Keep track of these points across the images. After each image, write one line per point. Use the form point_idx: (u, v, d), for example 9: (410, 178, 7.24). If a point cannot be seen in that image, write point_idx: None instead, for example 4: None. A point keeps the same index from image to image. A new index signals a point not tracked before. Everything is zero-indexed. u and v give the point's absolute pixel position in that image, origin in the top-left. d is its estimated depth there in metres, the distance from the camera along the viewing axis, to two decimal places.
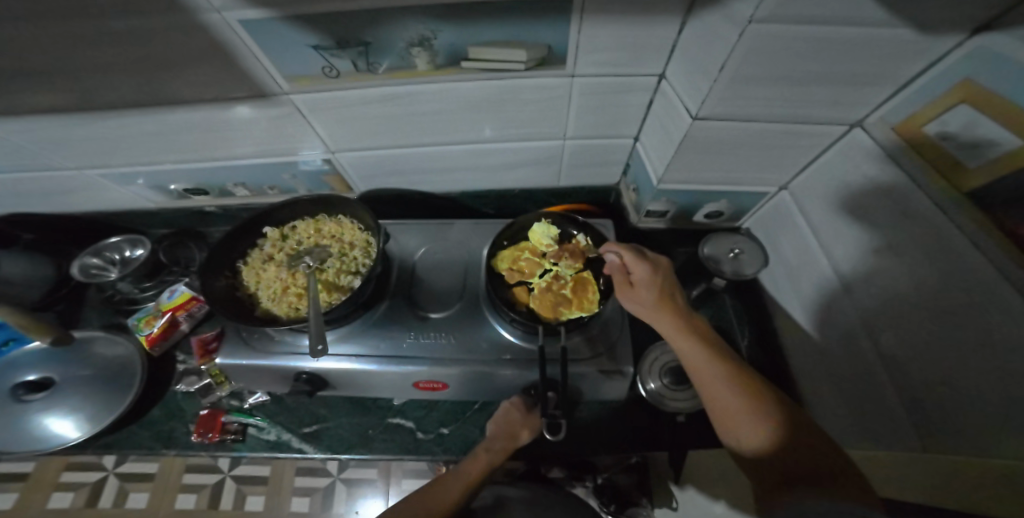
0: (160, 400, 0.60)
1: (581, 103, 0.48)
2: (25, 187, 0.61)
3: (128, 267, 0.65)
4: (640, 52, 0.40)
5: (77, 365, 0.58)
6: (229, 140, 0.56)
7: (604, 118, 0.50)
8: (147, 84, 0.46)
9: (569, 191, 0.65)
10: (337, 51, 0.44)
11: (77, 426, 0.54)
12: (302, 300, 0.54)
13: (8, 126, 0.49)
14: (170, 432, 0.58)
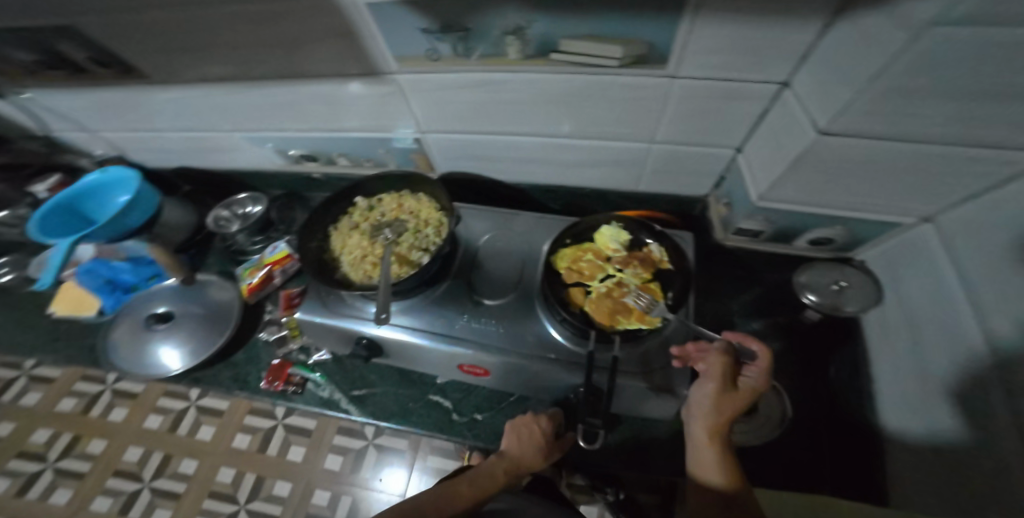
0: (244, 345, 0.67)
1: (678, 109, 0.46)
2: (183, 143, 0.73)
3: (246, 222, 0.73)
4: (761, 55, 0.37)
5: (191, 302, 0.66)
6: (342, 112, 0.63)
7: (704, 126, 0.48)
8: (287, 58, 0.52)
9: (646, 197, 0.62)
10: (441, 34, 0.47)
11: (187, 357, 0.62)
12: (377, 269, 0.57)
13: (178, 90, 0.60)
14: (246, 376, 0.64)
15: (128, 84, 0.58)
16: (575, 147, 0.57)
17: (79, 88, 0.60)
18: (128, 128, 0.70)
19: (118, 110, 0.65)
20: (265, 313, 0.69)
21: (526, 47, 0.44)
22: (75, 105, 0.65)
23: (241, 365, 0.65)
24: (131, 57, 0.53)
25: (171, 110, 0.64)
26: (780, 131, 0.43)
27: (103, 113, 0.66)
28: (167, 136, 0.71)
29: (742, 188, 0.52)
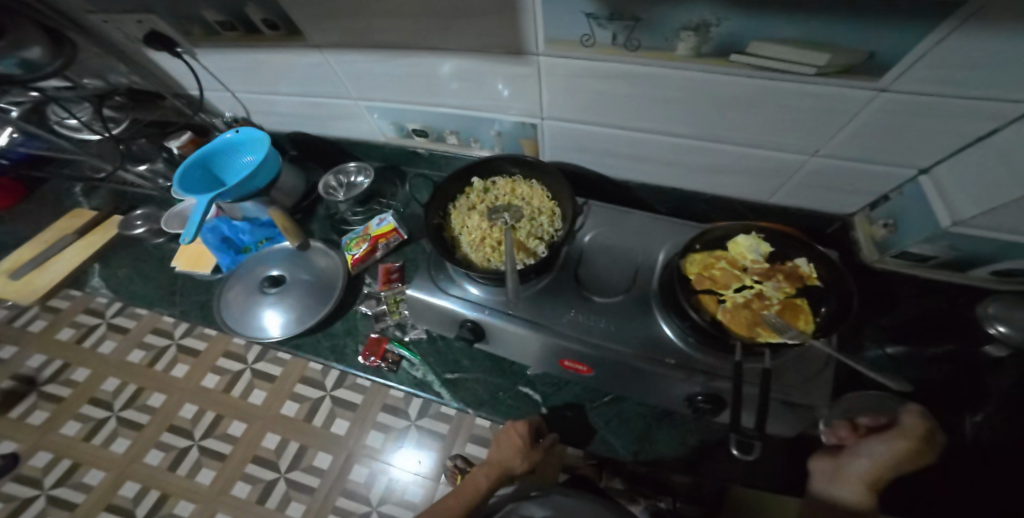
0: (342, 316, 0.70)
1: (867, 120, 0.44)
2: (313, 103, 0.81)
3: (351, 193, 0.83)
4: (1002, 66, 0.34)
5: (301, 269, 0.71)
6: (468, 90, 0.66)
7: (882, 144, 0.46)
8: (438, 27, 0.55)
9: (776, 208, 0.60)
10: (606, 21, 0.46)
11: (297, 318, 0.67)
12: (496, 252, 0.57)
13: (334, 57, 0.66)
14: (343, 348, 0.67)
15: (287, 48, 0.67)
16: (708, 151, 0.57)
17: (248, 50, 0.70)
18: (277, 88, 0.79)
19: (272, 74, 0.75)
20: (364, 287, 0.73)
21: (703, 44, 0.44)
22: (235, 63, 0.74)
23: (338, 335, 0.68)
24: (304, 24, 0.62)
25: (315, 74, 0.72)
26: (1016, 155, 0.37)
27: (265, 74, 0.76)
28: (307, 101, 0.81)
29: (924, 212, 0.48)
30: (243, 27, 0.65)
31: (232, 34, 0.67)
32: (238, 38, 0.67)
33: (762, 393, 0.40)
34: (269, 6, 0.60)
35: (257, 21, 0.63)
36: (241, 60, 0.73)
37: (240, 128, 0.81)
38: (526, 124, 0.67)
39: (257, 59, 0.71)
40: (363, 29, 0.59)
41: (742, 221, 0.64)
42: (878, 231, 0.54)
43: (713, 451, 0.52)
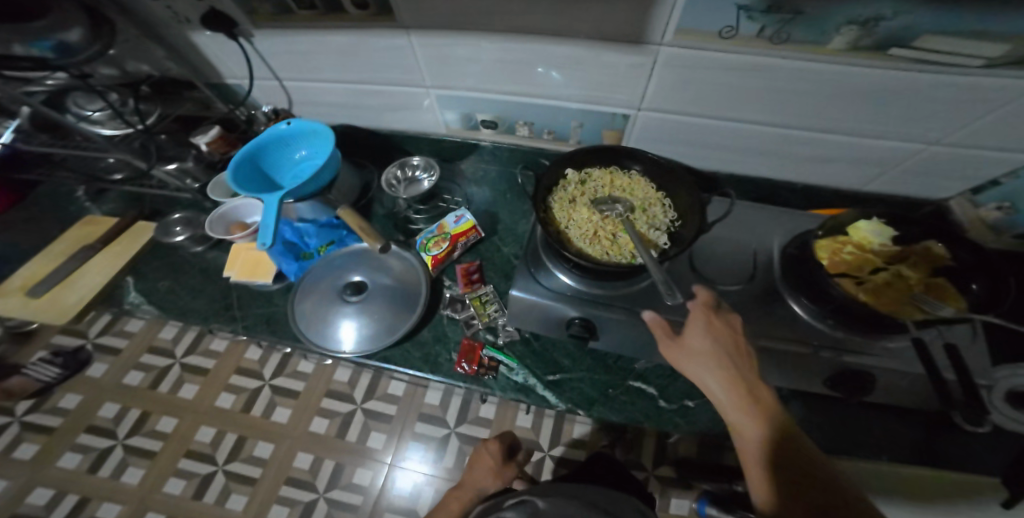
0: (428, 324, 0.68)
1: (1017, 108, 0.48)
2: (366, 90, 0.74)
3: (415, 189, 0.77)
4: None
5: (381, 274, 0.69)
6: (562, 81, 0.63)
7: (996, 127, 0.51)
8: (556, 14, 0.53)
9: (874, 197, 0.67)
10: (761, 13, 0.47)
11: (385, 326, 0.65)
12: (615, 245, 0.56)
13: (419, 38, 0.61)
14: (435, 357, 0.65)
15: (366, 28, 0.61)
16: (825, 142, 0.61)
17: (319, 31, 0.63)
18: (330, 71, 0.71)
19: (332, 58, 0.68)
20: (445, 292, 0.70)
21: (864, 38, 0.47)
22: (293, 48, 0.68)
23: (428, 344, 0.66)
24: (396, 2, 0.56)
25: (384, 60, 0.66)
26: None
27: (318, 57, 0.68)
28: (357, 89, 0.74)
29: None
30: (321, 5, 0.59)
31: (308, 13, 0.61)
32: (312, 17, 0.61)
33: (963, 374, 0.40)
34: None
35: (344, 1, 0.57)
36: (301, 43, 0.66)
37: (292, 120, 0.75)
38: (620, 114, 0.66)
39: (319, 41, 0.65)
40: (467, 10, 0.55)
41: (821, 207, 0.71)
42: (991, 215, 0.59)
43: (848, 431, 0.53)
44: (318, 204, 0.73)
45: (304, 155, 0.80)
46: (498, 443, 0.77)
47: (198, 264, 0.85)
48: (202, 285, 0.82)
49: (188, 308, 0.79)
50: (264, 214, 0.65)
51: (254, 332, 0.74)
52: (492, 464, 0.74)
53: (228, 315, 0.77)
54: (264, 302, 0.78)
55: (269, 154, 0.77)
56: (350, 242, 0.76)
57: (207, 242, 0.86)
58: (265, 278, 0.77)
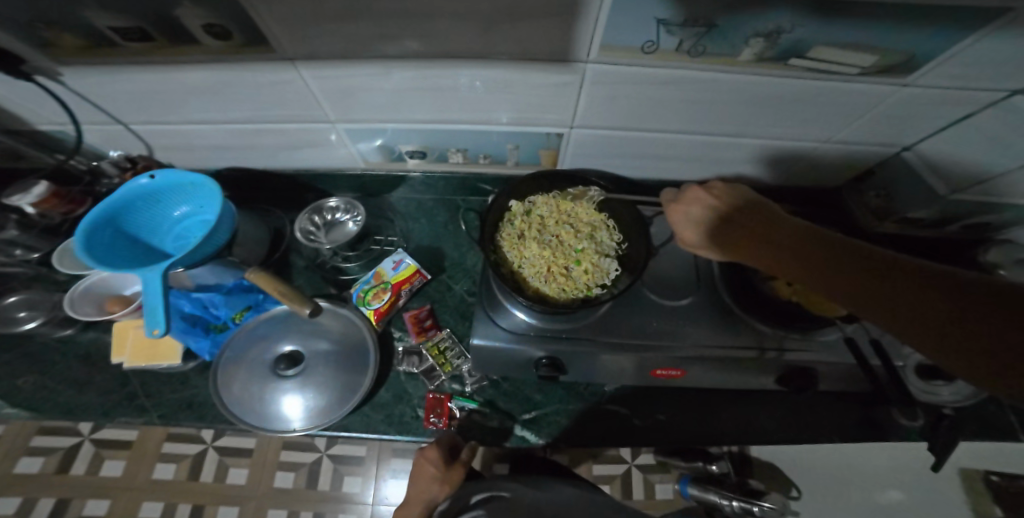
0: (384, 382, 0.62)
1: (886, 108, 0.53)
2: (257, 129, 0.63)
3: (339, 235, 0.70)
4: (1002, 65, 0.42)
5: (317, 338, 0.61)
6: (490, 102, 0.59)
7: (883, 127, 0.56)
8: (470, 37, 0.48)
9: (781, 190, 0.73)
10: (678, 28, 0.44)
11: (335, 396, 0.58)
12: (570, 280, 0.54)
13: (316, 72, 0.52)
14: (400, 417, 0.59)
15: (237, 60, 0.50)
16: (737, 146, 0.64)
17: (175, 66, 0.51)
18: (209, 114, 0.60)
19: (210, 96, 0.56)
20: (397, 345, 0.63)
21: (769, 49, 0.46)
22: (145, 87, 0.54)
23: (390, 405, 0.60)
24: (265, 24, 0.45)
25: (274, 97, 0.57)
26: (1000, 128, 0.50)
27: (190, 98, 0.56)
28: (246, 129, 0.63)
29: (921, 185, 0.60)
30: (158, 35, 0.47)
31: (143, 45, 0.48)
32: (151, 50, 0.49)
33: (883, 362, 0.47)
34: (215, 7, 0.43)
35: (193, 28, 0.46)
36: (153, 81, 0.53)
37: (156, 173, 0.59)
38: (554, 135, 0.64)
39: (177, 77, 0.52)
40: (361, 33, 0.46)
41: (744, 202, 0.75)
42: (872, 201, 0.67)
43: (791, 414, 0.60)
44: (217, 266, 0.59)
45: (186, 212, 0.64)
46: (440, 447, 0.56)
47: (72, 348, 0.68)
48: (85, 374, 0.65)
49: (76, 404, 0.63)
50: (145, 294, 0.51)
51: (174, 420, 0.62)
52: (434, 474, 0.55)
53: (136, 405, 0.63)
54: (177, 384, 0.65)
55: (133, 217, 0.60)
56: (271, 304, 0.65)
57: (77, 323, 0.69)
58: (172, 359, 0.64)
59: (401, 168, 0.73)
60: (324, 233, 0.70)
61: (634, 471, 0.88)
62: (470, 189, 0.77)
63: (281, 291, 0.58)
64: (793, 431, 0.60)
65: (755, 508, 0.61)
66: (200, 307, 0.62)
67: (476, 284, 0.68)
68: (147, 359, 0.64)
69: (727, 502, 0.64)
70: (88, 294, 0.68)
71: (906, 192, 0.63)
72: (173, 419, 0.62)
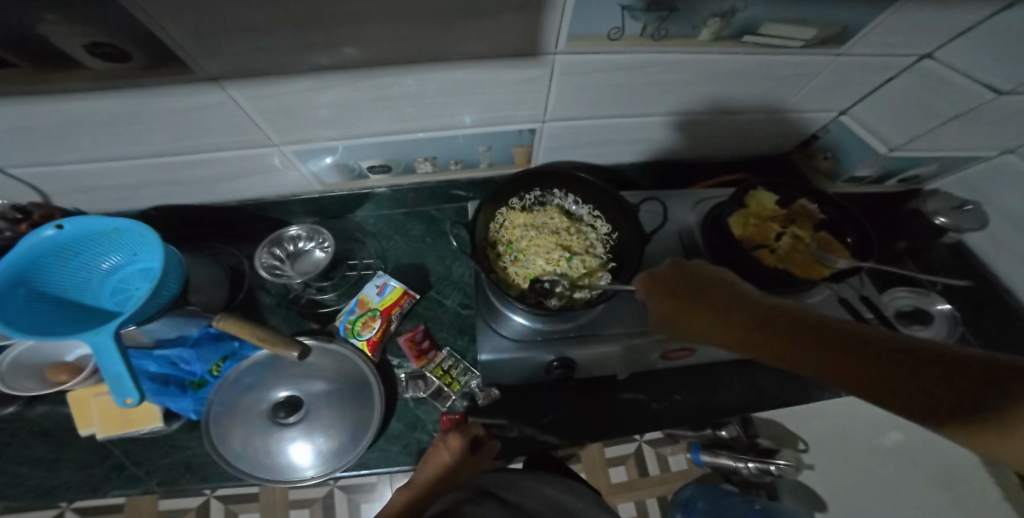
0: (394, 413, 0.64)
1: (826, 77, 0.55)
2: (187, 168, 0.56)
3: (309, 266, 0.67)
4: (933, 29, 0.45)
5: (315, 380, 0.61)
6: (451, 105, 0.56)
7: (831, 94, 0.59)
8: (426, 42, 0.44)
9: (737, 159, 0.75)
10: (641, 13, 0.42)
11: (344, 437, 0.59)
12: (566, 275, 0.58)
13: (238, 95, 0.45)
14: (418, 444, 0.62)
15: (140, 85, 0.41)
16: (702, 122, 0.64)
17: (44, 100, 0.40)
18: (111, 154, 0.50)
19: (95, 133, 0.46)
20: (399, 373, 0.66)
21: (724, 28, 0.45)
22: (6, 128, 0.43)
23: (405, 434, 0.63)
24: (183, 51, 0.38)
25: (195, 127, 0.48)
26: (917, 92, 0.54)
27: (73, 135, 0.46)
28: (162, 162, 0.53)
29: (862, 147, 0.64)
30: (24, 60, 0.36)
31: (1, 74, 0.36)
32: (19, 80, 0.38)
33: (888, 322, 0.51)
34: (105, 27, 0.34)
35: (74, 51, 0.36)
36: (24, 116, 0.42)
37: (64, 221, 0.48)
38: (526, 132, 0.64)
39: (50, 114, 0.42)
40: (293, 44, 0.40)
41: (707, 178, 0.78)
42: (822, 163, 0.71)
43: (775, 375, 0.72)
44: (173, 318, 0.54)
45: (118, 262, 0.54)
46: (464, 437, 0.56)
47: (23, 426, 0.60)
48: (49, 451, 0.59)
49: (53, 484, 0.57)
50: (100, 361, 0.45)
51: (177, 485, 0.58)
52: (453, 464, 0.54)
53: (127, 475, 0.58)
54: (167, 447, 0.60)
55: (43, 275, 0.49)
56: (250, 350, 0.62)
57: (20, 398, 0.61)
58: (152, 423, 0.59)
59: (365, 185, 0.69)
60: (291, 264, 0.67)
61: (644, 448, 0.92)
62: (441, 197, 0.76)
63: (261, 336, 0.55)
64: (776, 384, 0.72)
65: (774, 467, 0.64)
66: (168, 366, 0.58)
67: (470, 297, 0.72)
68: (123, 427, 0.58)
69: (744, 465, 0.67)
70: (18, 367, 0.58)
71: (850, 152, 0.67)
72: (175, 484, 0.58)
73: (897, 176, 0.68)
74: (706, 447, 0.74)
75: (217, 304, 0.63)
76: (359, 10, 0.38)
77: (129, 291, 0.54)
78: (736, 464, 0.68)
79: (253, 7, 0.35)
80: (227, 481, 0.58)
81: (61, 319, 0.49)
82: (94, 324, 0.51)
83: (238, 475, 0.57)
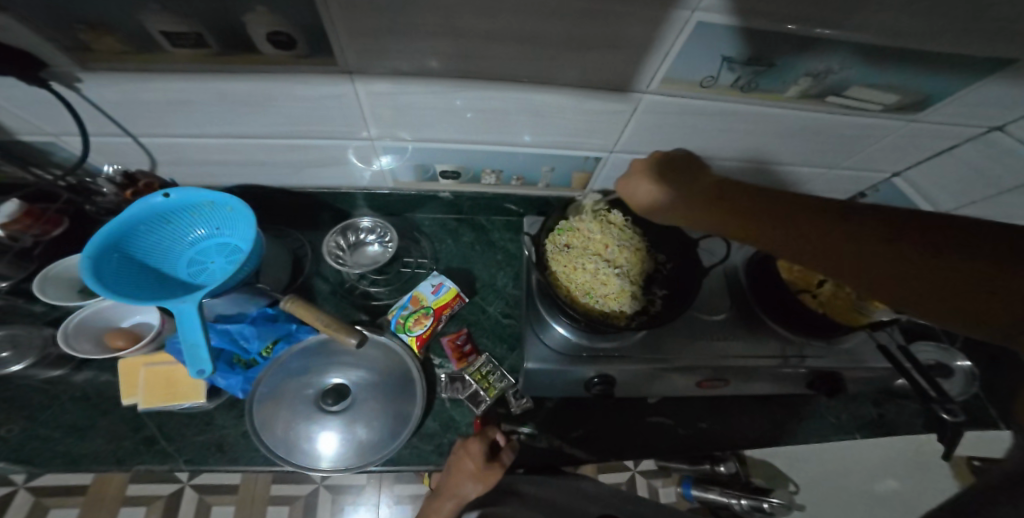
0: (430, 411, 0.65)
1: (890, 140, 0.60)
2: (284, 155, 0.59)
3: (367, 260, 0.71)
4: (999, 106, 0.50)
5: (363, 370, 0.63)
6: (539, 125, 0.59)
7: (888, 156, 0.64)
8: (546, 63, 0.48)
9: None
10: (741, 65, 0.47)
11: (384, 429, 0.59)
12: (616, 294, 0.60)
13: (364, 89, 0.48)
14: (452, 446, 0.63)
15: (288, 72, 0.44)
16: (760, 171, 0.69)
17: (197, 78, 0.43)
18: (221, 134, 0.53)
19: (222, 111, 0.49)
20: (440, 373, 0.67)
21: (813, 87, 0.50)
22: (148, 100, 0.46)
23: (440, 434, 0.63)
24: (340, 43, 0.41)
25: (309, 114, 0.51)
26: (977, 161, 0.59)
27: (204, 112, 0.48)
28: (264, 145, 0.56)
29: (911, 206, 0.71)
30: (216, 44, 0.40)
31: (189, 52, 0.40)
32: (196, 58, 0.41)
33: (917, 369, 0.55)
34: (291, 13, 0.37)
35: (256, 36, 0.39)
36: (173, 90, 0.45)
37: (172, 190, 0.51)
38: (596, 160, 0.68)
39: (187, 90, 0.45)
40: (434, 48, 0.44)
41: None
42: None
43: (795, 415, 0.75)
44: (239, 295, 0.58)
45: (202, 235, 0.56)
46: (482, 441, 0.57)
47: (64, 391, 0.59)
48: (85, 419, 0.58)
49: (81, 453, 0.56)
50: (180, 328, 0.47)
51: (204, 465, 0.56)
52: (475, 470, 0.55)
53: (156, 450, 0.57)
54: (202, 425, 0.59)
55: (139, 241, 0.52)
56: (304, 334, 0.63)
57: (70, 361, 0.61)
58: (192, 399, 0.58)
59: (432, 188, 0.72)
60: (350, 255, 0.71)
61: (636, 477, 0.95)
62: (494, 209, 0.79)
63: (323, 321, 0.56)
64: (795, 424, 0.74)
65: (765, 505, 0.69)
66: (228, 340, 0.59)
67: (513, 307, 0.74)
68: (166, 402, 0.57)
69: (737, 501, 0.72)
70: (81, 329, 0.58)
71: None
72: (203, 463, 0.56)
73: None
74: (699, 481, 0.77)
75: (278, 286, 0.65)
76: (509, 26, 0.42)
77: (204, 264, 0.55)
78: (728, 500, 0.73)
79: (427, 10, 0.39)
80: (254, 466, 0.57)
81: (145, 283, 0.50)
82: (175, 292, 0.52)
83: (273, 460, 0.57)
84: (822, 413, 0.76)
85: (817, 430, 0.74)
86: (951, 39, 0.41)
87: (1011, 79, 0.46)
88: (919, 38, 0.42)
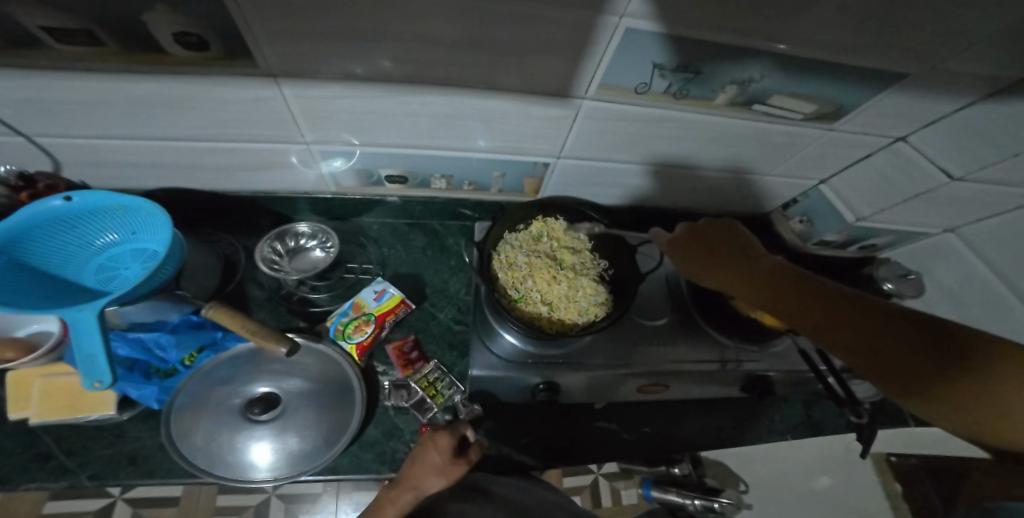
0: (370, 419, 0.63)
1: (817, 148, 0.63)
2: (209, 159, 0.56)
3: (307, 265, 0.68)
4: (907, 117, 0.53)
5: (298, 379, 0.60)
6: (480, 131, 0.58)
7: (816, 163, 0.67)
8: (475, 68, 0.47)
9: (723, 215, 0.82)
10: (669, 72, 0.48)
11: (317, 439, 0.57)
12: (550, 297, 0.60)
13: (285, 91, 0.46)
14: (392, 454, 0.61)
15: (200, 71, 0.41)
16: (702, 177, 0.71)
17: (93, 75, 0.40)
18: (133, 135, 0.50)
19: (128, 111, 0.46)
20: (383, 381, 0.65)
21: (739, 96, 0.52)
22: (40, 96, 0.42)
23: (379, 442, 0.61)
24: (256, 44, 0.39)
25: (231, 116, 0.48)
26: (891, 170, 0.63)
27: (107, 110, 0.45)
28: (183, 146, 0.53)
29: (835, 213, 0.74)
30: (112, 41, 0.37)
31: (85, 49, 0.37)
32: (91, 56, 0.38)
33: (833, 373, 0.57)
34: (187, 11, 0.35)
35: (159, 36, 0.37)
36: (71, 87, 0.41)
37: (74, 193, 0.48)
38: (543, 166, 0.68)
39: (82, 86, 0.41)
40: (355, 51, 0.42)
41: (695, 227, 0.84)
42: (797, 226, 0.80)
43: (738, 414, 0.77)
44: (156, 302, 0.53)
45: (113, 240, 0.52)
46: (452, 436, 0.56)
47: None
48: None
49: None
50: (76, 337, 0.43)
51: (111, 480, 0.53)
52: (442, 463, 0.53)
53: (54, 466, 0.53)
54: (112, 438, 0.55)
55: (32, 247, 0.48)
56: (232, 342, 0.60)
57: None
58: (99, 412, 0.54)
59: (378, 192, 0.70)
60: (289, 260, 0.68)
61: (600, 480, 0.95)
62: (446, 213, 0.78)
63: (251, 329, 0.53)
64: (739, 423, 0.76)
65: (716, 504, 0.70)
66: (141, 350, 0.56)
67: (463, 313, 0.73)
68: (66, 414, 0.53)
69: (691, 501, 0.72)
70: None
71: (824, 218, 0.77)
72: (111, 478, 0.53)
73: (858, 242, 0.78)
74: (656, 482, 0.76)
75: (204, 294, 0.62)
76: (428, 31, 0.41)
77: (116, 270, 0.52)
78: (683, 500, 0.73)
79: (338, 11, 0.37)
80: (171, 479, 0.54)
81: (40, 292, 0.47)
82: (76, 301, 0.48)
83: (193, 472, 0.53)
84: (763, 413, 0.78)
85: (754, 427, 0.76)
86: (851, 52, 0.44)
87: (912, 91, 0.48)
88: (826, 50, 0.44)
